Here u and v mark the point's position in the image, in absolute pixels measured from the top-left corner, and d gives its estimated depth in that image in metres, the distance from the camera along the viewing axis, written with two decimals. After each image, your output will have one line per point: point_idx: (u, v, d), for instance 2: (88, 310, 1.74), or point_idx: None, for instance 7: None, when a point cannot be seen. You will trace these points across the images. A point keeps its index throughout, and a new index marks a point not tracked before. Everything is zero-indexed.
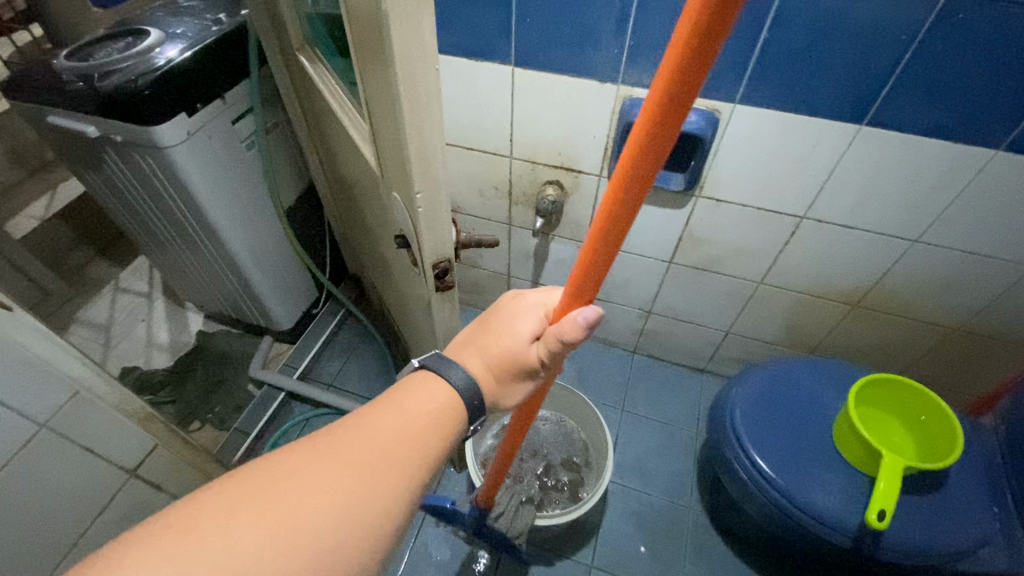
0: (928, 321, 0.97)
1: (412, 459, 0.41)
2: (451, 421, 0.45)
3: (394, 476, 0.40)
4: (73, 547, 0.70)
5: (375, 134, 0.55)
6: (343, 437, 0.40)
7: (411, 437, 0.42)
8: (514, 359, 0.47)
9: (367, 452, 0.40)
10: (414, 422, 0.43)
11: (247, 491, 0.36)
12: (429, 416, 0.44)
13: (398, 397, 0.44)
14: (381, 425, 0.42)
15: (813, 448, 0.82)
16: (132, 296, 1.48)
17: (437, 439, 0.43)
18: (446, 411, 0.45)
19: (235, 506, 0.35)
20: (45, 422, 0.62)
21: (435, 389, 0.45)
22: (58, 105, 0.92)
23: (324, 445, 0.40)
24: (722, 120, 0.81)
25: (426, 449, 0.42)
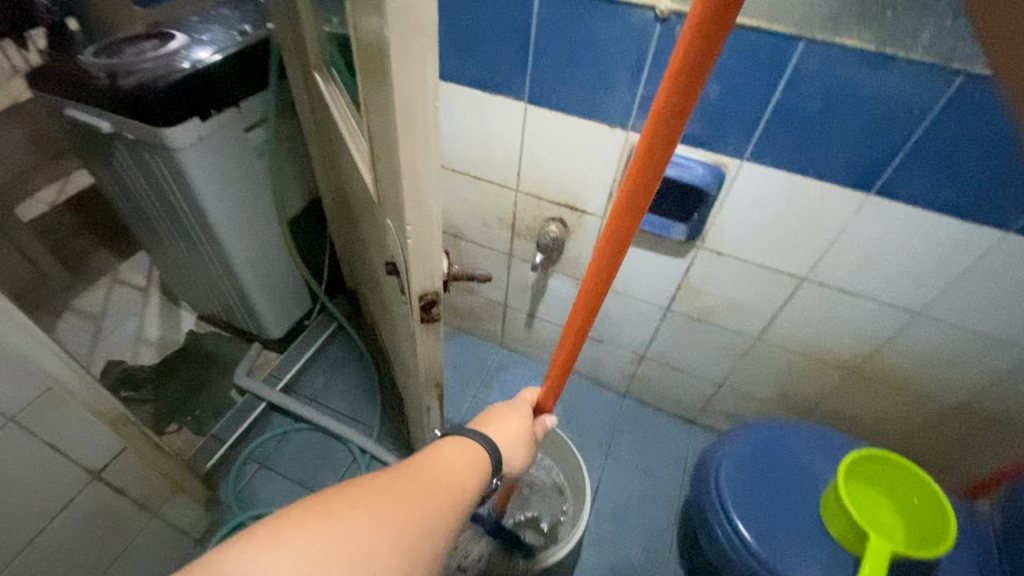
0: (926, 396, 0.94)
1: (461, 497, 0.44)
2: (483, 473, 0.48)
3: (449, 508, 0.42)
4: (25, 547, 0.67)
5: (374, 159, 0.55)
6: (399, 473, 0.42)
7: (457, 477, 0.44)
8: (517, 434, 0.55)
9: (424, 486, 0.42)
10: (457, 466, 0.45)
11: (341, 504, 0.37)
12: (468, 461, 0.47)
13: (436, 447, 0.47)
14: (429, 465, 0.44)
15: (799, 520, 0.79)
16: (128, 290, 1.48)
17: (476, 480, 0.46)
18: (480, 461, 0.48)
19: (333, 514, 0.36)
20: (13, 416, 0.61)
21: (468, 444, 0.49)
22: (74, 98, 0.92)
23: (384, 477, 0.41)
24: (729, 175, 0.81)
25: (468, 491, 0.45)
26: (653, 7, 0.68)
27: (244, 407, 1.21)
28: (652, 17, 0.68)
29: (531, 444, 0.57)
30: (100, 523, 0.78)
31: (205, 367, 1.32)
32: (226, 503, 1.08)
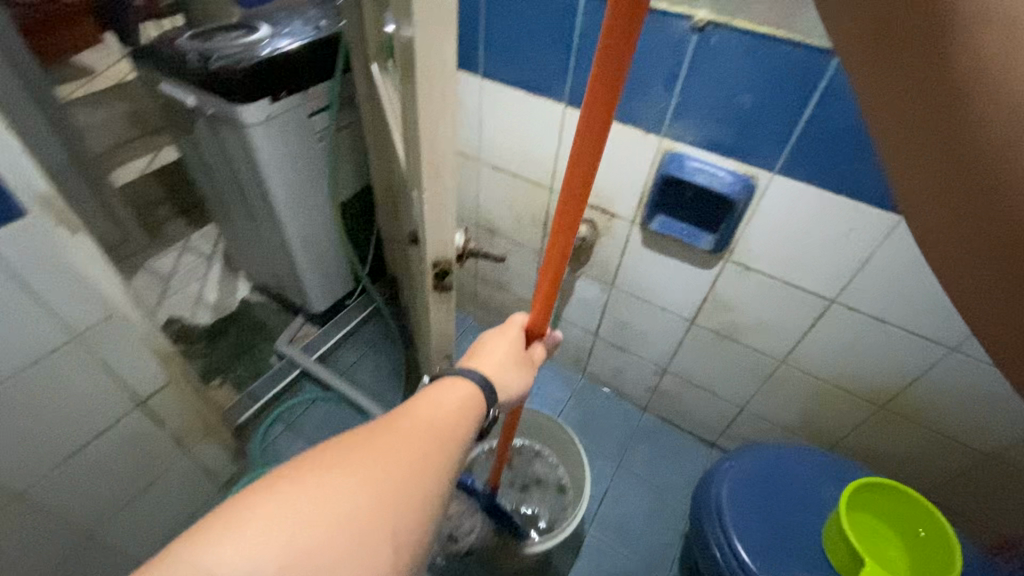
0: (960, 441, 0.89)
1: (448, 438, 0.46)
2: (476, 411, 0.50)
3: (433, 453, 0.44)
4: (74, 455, 0.76)
5: (406, 135, 0.60)
6: (379, 430, 0.44)
7: (442, 426, 0.46)
8: (512, 362, 0.59)
9: (406, 439, 0.43)
10: (442, 416, 0.47)
11: (317, 470, 0.39)
12: (454, 409, 0.48)
13: (419, 399, 0.49)
14: (412, 418, 0.46)
15: (799, 542, 0.77)
16: (195, 256, 1.62)
17: (463, 422, 0.48)
18: (470, 403, 0.50)
19: (309, 482, 0.38)
20: (78, 335, 0.70)
21: (452, 387, 0.51)
22: (170, 75, 1.05)
23: (362, 439, 0.42)
24: (758, 188, 0.81)
25: (455, 432, 0.47)
26: (690, 17, 0.70)
27: (279, 372, 1.30)
28: (689, 27, 0.71)
29: (526, 369, 0.61)
30: (137, 448, 0.86)
31: (252, 332, 1.43)
32: (251, 457, 1.16)
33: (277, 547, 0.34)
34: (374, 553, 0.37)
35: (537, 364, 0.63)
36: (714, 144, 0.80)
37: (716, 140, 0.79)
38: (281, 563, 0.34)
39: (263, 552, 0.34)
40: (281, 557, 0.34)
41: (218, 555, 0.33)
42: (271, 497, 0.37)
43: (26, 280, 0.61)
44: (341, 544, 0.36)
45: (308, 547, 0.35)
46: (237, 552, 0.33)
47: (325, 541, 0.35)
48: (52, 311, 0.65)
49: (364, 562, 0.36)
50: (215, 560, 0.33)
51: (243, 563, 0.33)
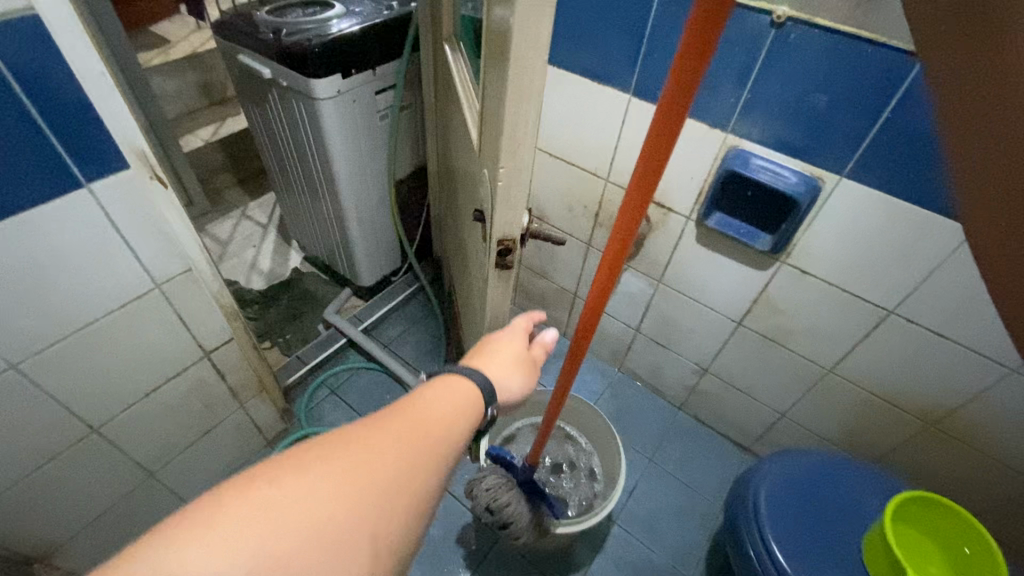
0: (1013, 467, 0.86)
1: (443, 439, 0.45)
2: (475, 409, 0.51)
3: (425, 455, 0.43)
4: (145, 397, 0.82)
5: (482, 113, 0.62)
6: (368, 427, 0.43)
7: (436, 426, 0.46)
8: (514, 363, 0.59)
9: (394, 440, 0.42)
10: (436, 415, 0.46)
11: (299, 465, 0.38)
12: (452, 406, 0.48)
13: (415, 394, 0.48)
14: (406, 416, 0.45)
15: (837, 552, 0.76)
16: (252, 224, 1.69)
17: (459, 421, 0.48)
18: (469, 400, 0.51)
19: (290, 477, 0.37)
20: (159, 284, 0.74)
21: (454, 385, 0.50)
22: (247, 47, 1.09)
23: (348, 437, 0.42)
24: (824, 190, 0.79)
25: (451, 432, 0.47)
26: (771, 12, 0.69)
27: (326, 340, 1.35)
28: (769, 22, 0.70)
29: (530, 370, 0.61)
30: (199, 398, 0.92)
31: (301, 300, 1.49)
32: (296, 419, 1.22)
33: (250, 549, 0.33)
34: (352, 558, 0.36)
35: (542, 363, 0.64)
36: (781, 143, 0.79)
37: (784, 139, 0.78)
38: (252, 568, 0.33)
39: (237, 555, 0.33)
40: (253, 562, 0.33)
41: (186, 558, 0.32)
42: (248, 497, 0.35)
43: (122, 229, 0.66)
44: (319, 548, 0.35)
45: (283, 551, 0.34)
46: (208, 555, 0.32)
47: (300, 546, 0.35)
48: (139, 260, 0.70)
49: (341, 567, 0.36)
50: (184, 563, 0.31)
51: (211, 568, 0.32)
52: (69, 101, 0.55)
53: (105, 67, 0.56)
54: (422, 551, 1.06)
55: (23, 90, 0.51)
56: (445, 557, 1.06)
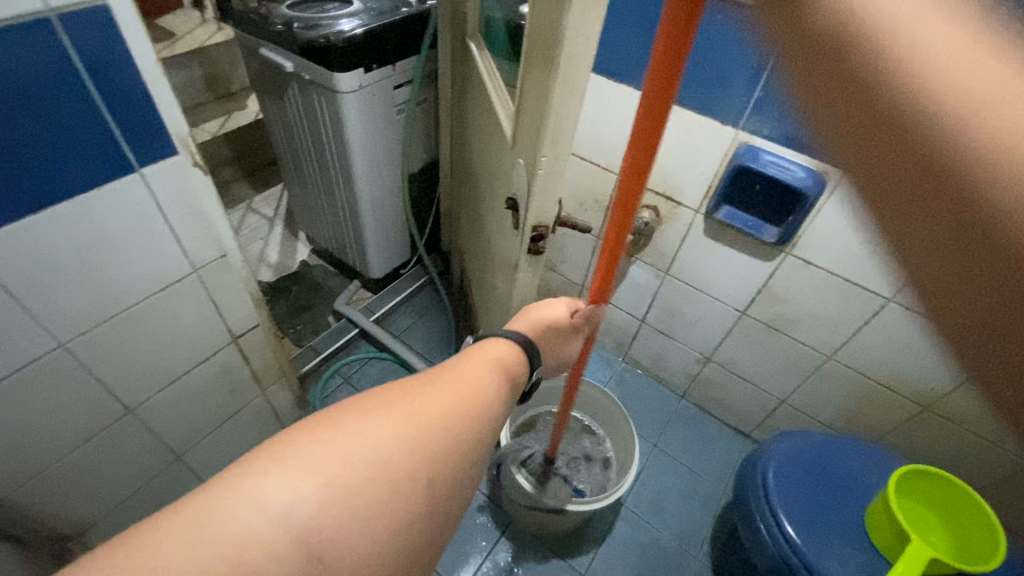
0: (1001, 445, 0.92)
1: (489, 398, 0.49)
2: (514, 371, 0.54)
3: (473, 409, 0.46)
4: (176, 379, 0.84)
5: (519, 105, 0.65)
6: (422, 384, 0.46)
7: (483, 386, 0.49)
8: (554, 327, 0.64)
9: (446, 394, 0.45)
10: (483, 376, 0.50)
11: (360, 413, 0.41)
12: (496, 367, 0.52)
13: (463, 359, 0.52)
14: (456, 376, 0.48)
15: (842, 522, 0.81)
16: (258, 217, 1.70)
17: (500, 381, 0.51)
18: (508, 364, 0.54)
19: (351, 423, 0.40)
20: (197, 269, 0.76)
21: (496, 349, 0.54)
22: (270, 41, 1.11)
23: (404, 390, 0.45)
24: (830, 184, 0.84)
25: (494, 390, 0.50)
26: None
27: (339, 330, 1.38)
28: None
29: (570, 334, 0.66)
30: (224, 382, 0.94)
31: (311, 292, 1.51)
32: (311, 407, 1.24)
33: (318, 483, 0.36)
34: (411, 499, 0.39)
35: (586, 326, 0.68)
36: (790, 139, 0.84)
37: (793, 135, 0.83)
38: (322, 498, 0.36)
39: (306, 488, 0.36)
40: (323, 494, 0.36)
41: (262, 488, 0.35)
42: (315, 437, 0.38)
43: (167, 213, 0.68)
44: (381, 486, 0.38)
45: (349, 485, 0.37)
46: (281, 486, 0.35)
47: (363, 480, 0.37)
48: (181, 245, 0.72)
49: (401, 506, 0.38)
50: (262, 490, 0.34)
51: (286, 496, 0.35)
52: (127, 88, 0.57)
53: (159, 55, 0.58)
54: None
55: (90, 76, 0.54)
56: (460, 538, 1.09)
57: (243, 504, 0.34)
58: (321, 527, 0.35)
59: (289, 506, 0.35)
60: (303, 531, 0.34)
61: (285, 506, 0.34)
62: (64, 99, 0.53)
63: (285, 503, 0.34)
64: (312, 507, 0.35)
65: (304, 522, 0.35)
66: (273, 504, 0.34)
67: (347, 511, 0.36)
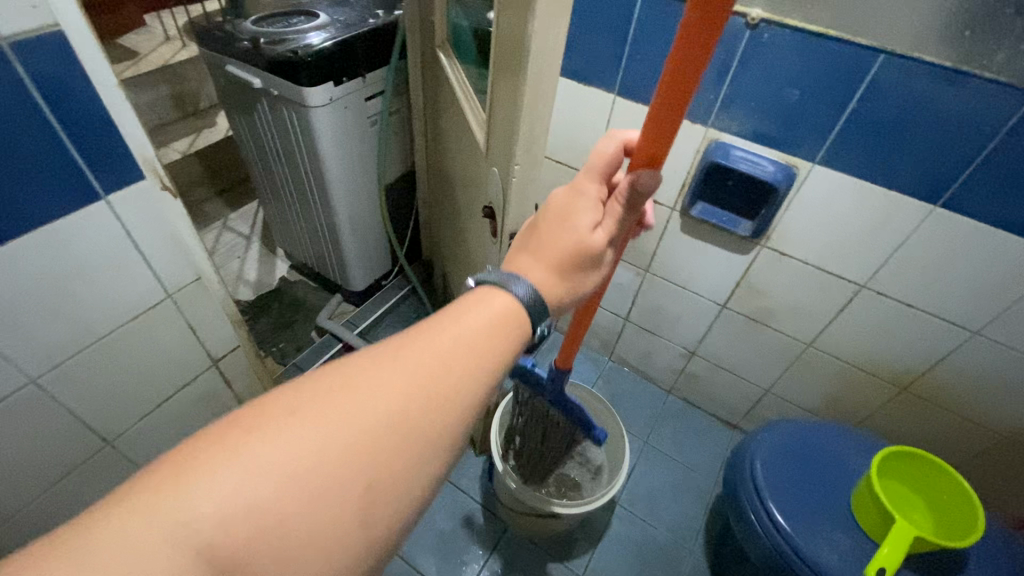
0: (976, 422, 0.95)
1: (456, 381, 0.40)
2: (508, 332, 0.43)
3: (434, 398, 0.38)
4: (155, 408, 0.82)
5: (490, 113, 0.66)
6: (372, 366, 0.38)
7: (450, 363, 0.40)
8: (571, 256, 0.46)
9: (399, 380, 0.38)
10: (454, 349, 0.40)
11: (285, 411, 0.35)
12: (475, 340, 0.41)
13: (434, 325, 0.42)
14: (417, 350, 0.40)
15: (829, 507, 0.83)
16: (234, 235, 1.68)
17: (481, 357, 0.41)
18: (502, 328, 0.43)
19: (270, 426, 0.34)
20: (171, 293, 0.75)
21: (477, 311, 0.43)
22: (236, 58, 1.10)
23: (341, 379, 0.37)
24: (799, 176, 0.86)
25: (470, 369, 0.40)
26: (745, 15, 0.76)
27: (323, 345, 1.37)
28: (743, 24, 0.76)
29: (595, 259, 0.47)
30: (206, 406, 0.92)
31: (292, 309, 1.49)
32: None
33: (218, 502, 0.31)
34: (341, 509, 0.34)
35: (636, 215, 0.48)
36: (758, 134, 0.85)
37: (760, 131, 0.85)
38: (227, 516, 0.31)
39: (203, 509, 0.30)
40: (227, 510, 0.31)
41: (157, 504, 0.30)
42: (226, 443, 0.33)
43: (137, 238, 0.67)
44: (302, 498, 0.33)
45: (263, 501, 0.32)
46: (173, 508, 0.30)
47: (277, 495, 0.32)
48: (153, 270, 0.71)
49: (325, 518, 0.33)
50: (156, 508, 0.30)
51: (182, 514, 0.30)
52: (88, 115, 0.56)
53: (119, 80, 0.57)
54: (434, 543, 1.09)
55: (47, 103, 0.52)
56: (456, 547, 1.09)
57: (129, 525, 0.29)
58: (226, 547, 0.31)
59: (186, 527, 0.30)
60: (201, 554, 0.30)
61: (180, 525, 0.30)
62: (24, 130, 0.52)
63: (175, 528, 0.30)
64: (214, 526, 0.30)
65: (205, 543, 0.30)
66: (168, 523, 0.30)
67: (255, 531, 0.31)
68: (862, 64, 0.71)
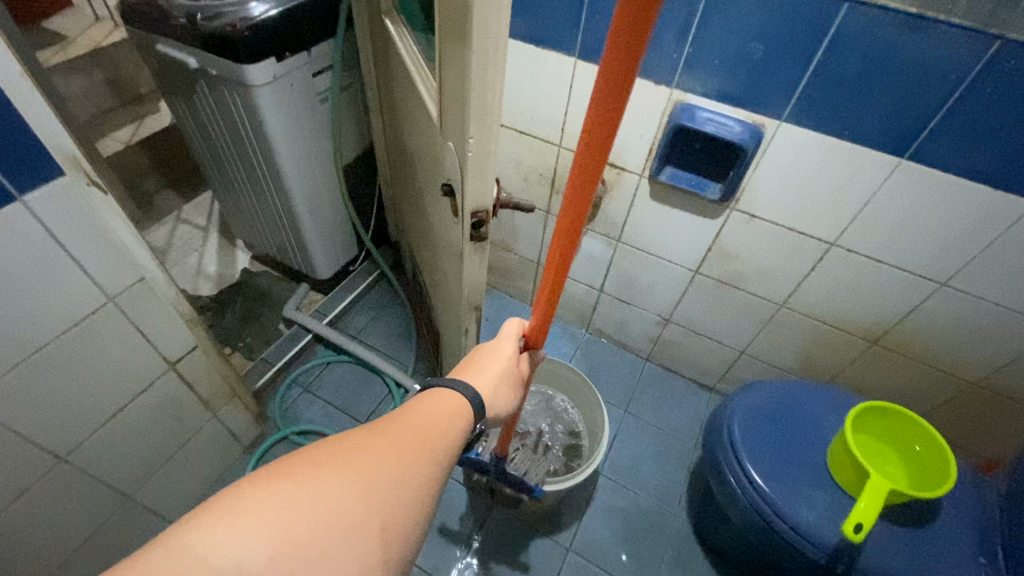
0: (944, 371, 0.97)
1: (446, 441, 0.45)
2: (465, 417, 0.48)
3: (434, 451, 0.43)
4: (111, 418, 0.78)
5: (440, 85, 0.61)
6: (378, 426, 0.43)
7: (438, 426, 0.45)
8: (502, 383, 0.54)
9: (400, 438, 0.42)
10: (439, 416, 0.46)
11: (310, 461, 0.38)
12: (451, 412, 0.47)
13: (419, 400, 0.48)
14: (410, 416, 0.45)
15: (808, 463, 0.84)
16: (189, 228, 1.59)
17: (457, 424, 0.47)
18: (459, 415, 0.48)
19: (301, 473, 0.37)
20: (113, 297, 0.70)
21: (443, 396, 0.49)
22: (166, 35, 1.01)
23: (355, 435, 0.41)
24: (767, 136, 0.84)
25: (452, 431, 0.46)
26: None
27: (292, 338, 1.32)
28: None
29: (514, 389, 0.57)
30: (169, 412, 0.88)
31: (257, 302, 1.44)
32: (272, 421, 1.19)
33: (264, 539, 0.34)
34: (367, 546, 0.36)
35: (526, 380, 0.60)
36: (723, 94, 0.83)
37: (726, 89, 0.82)
38: (272, 552, 0.33)
39: (250, 546, 0.33)
40: (272, 547, 0.34)
41: (207, 543, 0.32)
42: (264, 488, 0.36)
43: (63, 240, 0.61)
44: (332, 539, 0.35)
45: (300, 539, 0.34)
46: (225, 542, 0.33)
47: (313, 532, 0.35)
48: (87, 273, 0.65)
49: (354, 555, 0.36)
50: (208, 546, 0.32)
51: (235, 550, 0.33)
52: None
53: (24, 67, 0.51)
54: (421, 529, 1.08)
55: None
56: (443, 531, 1.08)
57: (182, 562, 0.31)
58: None
59: (237, 563, 0.32)
60: None
61: (231, 561, 0.32)
62: None
63: (228, 562, 0.32)
64: (257, 565, 0.33)
65: None
66: (221, 560, 0.32)
67: (296, 566, 0.34)
68: (826, 13, 0.68)
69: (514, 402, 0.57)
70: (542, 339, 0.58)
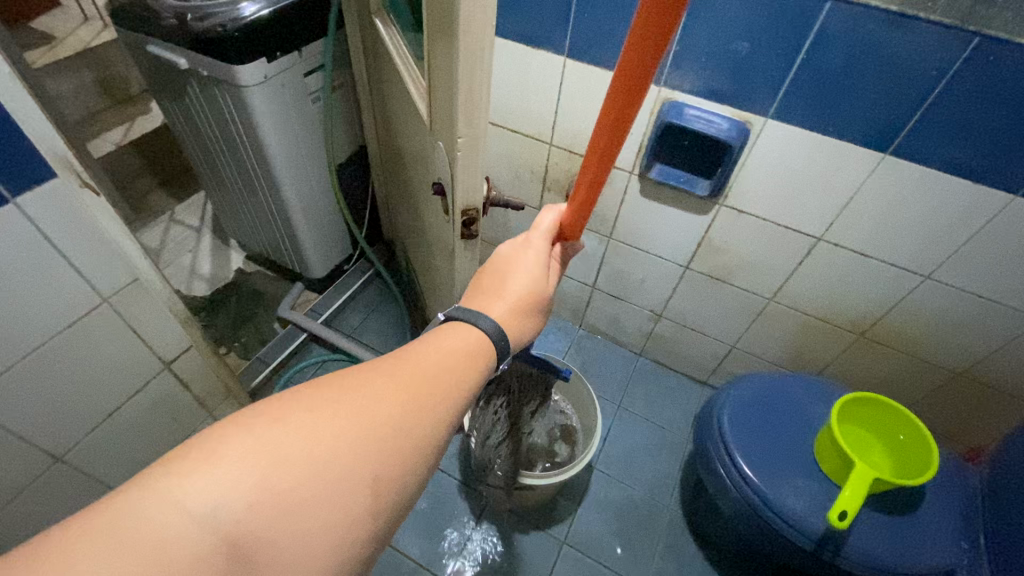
0: (929, 361, 0.99)
1: (449, 392, 0.45)
2: (482, 360, 0.48)
3: (433, 402, 0.43)
4: (107, 418, 0.79)
5: (429, 85, 0.62)
6: (379, 374, 0.43)
7: (441, 376, 0.45)
8: (533, 295, 0.53)
9: (399, 389, 0.42)
10: (445, 364, 0.45)
11: (304, 407, 0.39)
12: (459, 357, 0.47)
13: (419, 346, 0.47)
14: (413, 363, 0.44)
15: (795, 453, 0.86)
16: (182, 228, 1.59)
17: (465, 373, 0.46)
18: (476, 353, 0.48)
19: (292, 420, 0.37)
20: (108, 298, 0.70)
21: (456, 334, 0.48)
22: (157, 36, 1.01)
23: (352, 383, 0.41)
24: (754, 132, 0.85)
25: (458, 378, 0.45)
26: None
27: (287, 336, 1.33)
28: None
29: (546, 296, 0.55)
30: (164, 411, 0.89)
31: (251, 301, 1.44)
32: None
33: (249, 482, 0.34)
34: (346, 502, 0.37)
35: (558, 274, 0.58)
36: (711, 91, 0.84)
37: (714, 87, 0.83)
38: (255, 497, 0.34)
39: (234, 489, 0.33)
40: (254, 493, 0.34)
41: (189, 485, 0.32)
42: (253, 432, 0.36)
43: (57, 241, 0.62)
44: (319, 487, 0.36)
45: (286, 486, 0.35)
46: (207, 484, 0.33)
47: (300, 480, 0.36)
48: (80, 274, 0.66)
49: (337, 506, 0.36)
50: (185, 490, 0.32)
51: (216, 492, 0.33)
52: None
53: (14, 68, 0.51)
54: (417, 524, 1.09)
55: None
56: (438, 525, 1.09)
57: (162, 504, 0.32)
58: (247, 530, 0.33)
59: (218, 506, 0.33)
60: (230, 530, 0.33)
61: (213, 504, 0.33)
62: None
63: (209, 506, 0.32)
64: (241, 508, 0.33)
65: (235, 522, 0.33)
66: (199, 504, 0.32)
67: (279, 511, 0.34)
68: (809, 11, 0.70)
69: (544, 316, 0.56)
70: (578, 230, 0.55)
